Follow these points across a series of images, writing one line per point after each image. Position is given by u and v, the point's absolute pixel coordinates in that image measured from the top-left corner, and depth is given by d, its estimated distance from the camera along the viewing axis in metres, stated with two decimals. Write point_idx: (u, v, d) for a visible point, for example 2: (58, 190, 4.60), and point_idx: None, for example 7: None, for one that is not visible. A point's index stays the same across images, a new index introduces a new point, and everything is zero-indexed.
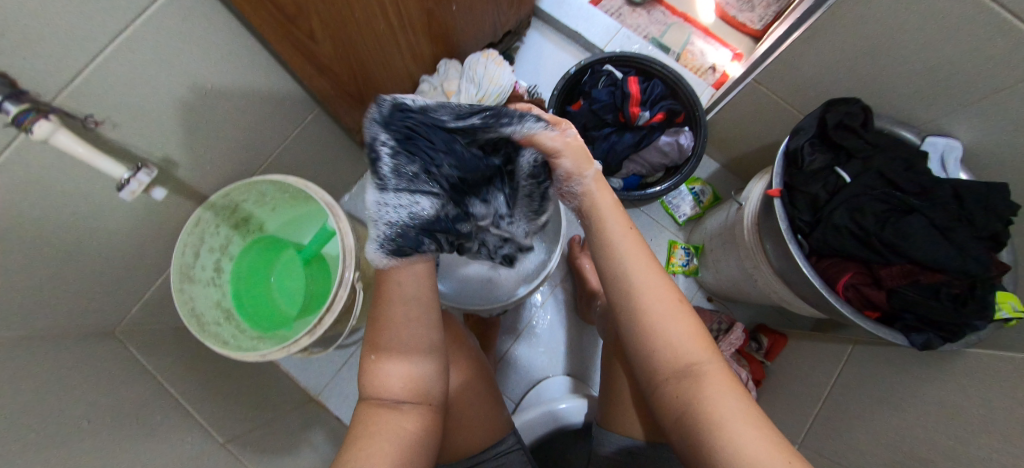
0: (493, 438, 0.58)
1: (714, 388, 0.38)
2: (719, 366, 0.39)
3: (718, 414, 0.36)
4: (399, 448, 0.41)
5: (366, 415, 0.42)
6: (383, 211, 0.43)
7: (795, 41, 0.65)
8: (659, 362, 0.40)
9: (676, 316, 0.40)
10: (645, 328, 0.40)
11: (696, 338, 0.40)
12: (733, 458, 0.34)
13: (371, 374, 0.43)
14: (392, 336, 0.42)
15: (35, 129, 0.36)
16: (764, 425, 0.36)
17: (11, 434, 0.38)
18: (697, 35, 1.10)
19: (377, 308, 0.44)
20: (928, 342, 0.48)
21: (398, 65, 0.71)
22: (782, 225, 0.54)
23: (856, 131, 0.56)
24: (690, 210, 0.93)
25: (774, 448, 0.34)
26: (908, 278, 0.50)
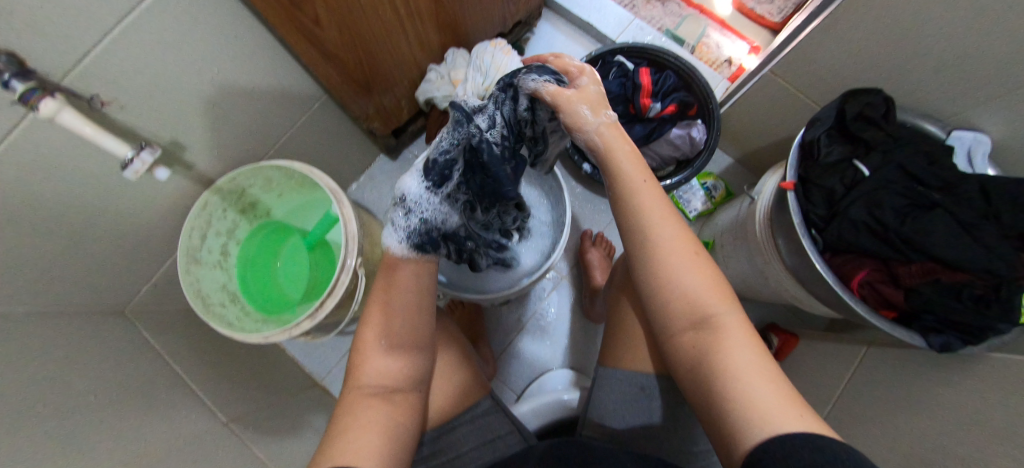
0: (469, 402, 0.56)
1: (732, 340, 0.38)
2: (737, 322, 0.40)
3: (738, 366, 0.36)
4: (387, 433, 0.41)
5: (353, 404, 0.43)
6: (414, 204, 0.53)
7: (812, 31, 0.62)
8: (678, 314, 0.41)
9: (698, 271, 0.41)
10: (669, 277, 0.41)
11: (715, 292, 0.40)
12: (752, 409, 0.34)
13: (366, 359, 0.46)
14: (397, 318, 0.47)
15: (41, 107, 0.37)
16: (777, 380, 0.35)
17: (18, 406, 0.39)
18: (713, 28, 1.07)
19: (382, 294, 0.48)
20: (948, 344, 0.45)
21: (406, 52, 0.71)
22: (796, 219, 0.52)
23: (876, 123, 0.53)
24: (700, 205, 0.90)
25: (787, 401, 0.34)
26: (928, 276, 0.47)
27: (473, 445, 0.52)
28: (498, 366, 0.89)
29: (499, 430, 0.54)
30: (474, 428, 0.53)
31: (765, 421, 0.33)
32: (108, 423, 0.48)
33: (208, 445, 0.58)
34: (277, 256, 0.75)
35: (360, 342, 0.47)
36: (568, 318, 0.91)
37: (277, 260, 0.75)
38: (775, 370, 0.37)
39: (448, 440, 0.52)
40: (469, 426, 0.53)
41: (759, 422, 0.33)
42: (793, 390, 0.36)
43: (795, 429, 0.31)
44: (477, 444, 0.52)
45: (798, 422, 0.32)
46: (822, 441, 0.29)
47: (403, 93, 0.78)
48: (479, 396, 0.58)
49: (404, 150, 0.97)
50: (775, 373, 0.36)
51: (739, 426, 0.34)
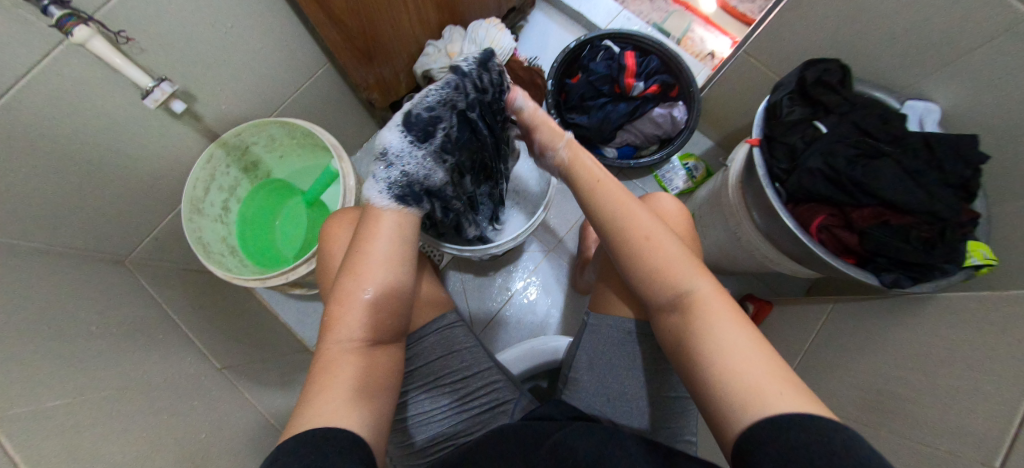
0: (435, 313, 0.56)
1: (714, 319, 0.39)
2: (721, 299, 0.41)
3: (719, 343, 0.37)
4: (358, 393, 0.40)
5: (327, 359, 0.42)
6: (394, 158, 0.51)
7: (780, 12, 0.68)
8: (662, 298, 0.43)
9: (674, 255, 0.44)
10: (648, 264, 0.44)
11: (693, 273, 0.42)
12: (735, 382, 0.34)
13: (342, 314, 0.44)
14: (374, 274, 0.45)
15: (76, 33, 0.41)
16: (767, 355, 0.36)
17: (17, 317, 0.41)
18: (697, 23, 1.13)
19: (363, 246, 0.46)
20: (898, 281, 0.50)
21: (406, 27, 0.75)
22: (760, 171, 0.57)
23: (833, 87, 0.58)
24: (682, 184, 0.95)
25: (777, 378, 0.34)
26: (878, 219, 0.52)
27: (438, 355, 0.54)
28: (486, 335, 0.91)
29: (463, 342, 0.56)
30: (439, 339, 0.55)
31: (755, 399, 0.33)
32: (96, 355, 0.50)
33: (201, 384, 0.60)
34: (275, 215, 0.79)
35: (336, 292, 0.45)
36: (555, 291, 0.94)
37: (275, 218, 0.79)
38: (766, 346, 0.37)
39: (414, 348, 0.54)
40: (435, 337, 0.55)
41: (750, 398, 0.33)
42: (787, 368, 0.35)
43: (781, 404, 0.31)
44: (441, 356, 0.54)
45: (782, 398, 0.32)
46: (811, 419, 0.29)
47: (402, 67, 0.83)
48: (442, 309, 0.58)
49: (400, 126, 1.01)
50: (766, 349, 0.36)
51: (726, 404, 0.34)
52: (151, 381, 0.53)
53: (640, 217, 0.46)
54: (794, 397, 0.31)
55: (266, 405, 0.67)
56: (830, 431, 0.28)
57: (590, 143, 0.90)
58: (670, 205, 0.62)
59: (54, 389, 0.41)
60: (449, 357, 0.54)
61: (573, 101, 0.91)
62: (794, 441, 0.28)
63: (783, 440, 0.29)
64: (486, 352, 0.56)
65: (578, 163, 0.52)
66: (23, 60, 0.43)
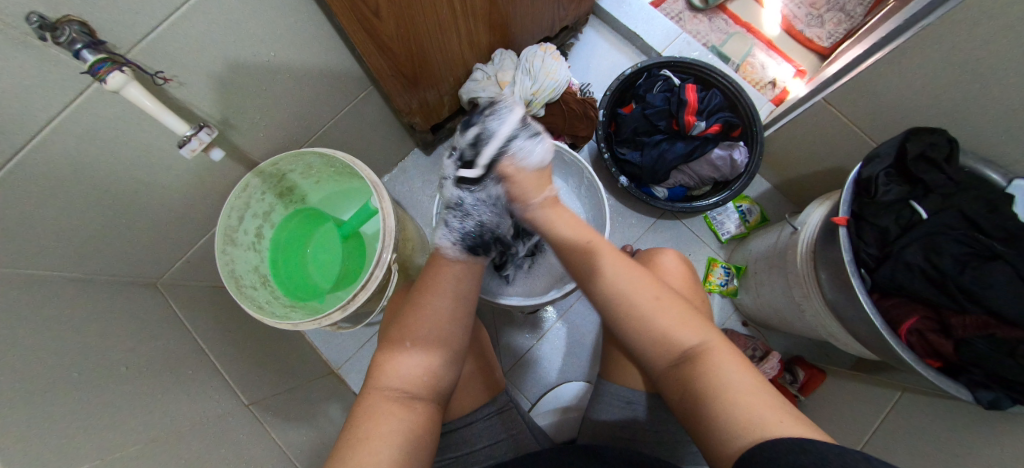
0: (481, 399, 0.53)
1: (718, 364, 0.38)
2: (724, 350, 0.40)
3: (721, 384, 0.36)
4: (404, 446, 0.38)
5: (372, 409, 0.40)
6: (468, 209, 0.53)
7: (874, 63, 0.61)
8: (659, 351, 0.42)
9: (667, 309, 0.43)
10: (646, 322, 0.43)
11: (687, 323, 0.42)
12: (741, 421, 0.34)
13: (389, 363, 0.44)
14: (424, 326, 0.45)
15: (109, 80, 0.37)
16: (770, 393, 0.35)
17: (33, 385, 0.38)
18: (760, 48, 1.04)
19: (423, 294, 0.47)
20: (996, 401, 0.42)
21: (456, 52, 0.70)
22: (846, 256, 0.50)
23: (937, 165, 0.51)
24: (734, 228, 0.89)
25: (777, 409, 0.34)
26: (983, 330, 0.45)
27: (485, 443, 0.50)
28: (514, 374, 0.88)
29: (511, 430, 0.52)
30: (487, 426, 0.51)
31: (753, 429, 0.33)
32: (130, 399, 0.48)
33: (228, 425, 0.58)
34: (308, 241, 0.76)
35: (390, 338, 0.46)
36: (586, 331, 0.90)
37: (308, 244, 0.76)
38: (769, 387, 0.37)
39: (461, 435, 0.50)
40: (484, 425, 0.51)
41: (747, 429, 0.33)
42: (787, 401, 0.35)
43: (778, 433, 0.31)
44: (487, 445, 0.50)
45: (785, 428, 0.32)
46: (804, 441, 0.29)
47: (447, 90, 0.78)
48: (494, 391, 0.55)
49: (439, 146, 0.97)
50: (768, 389, 0.36)
51: (728, 437, 0.34)
52: (182, 427, 0.51)
53: (636, 277, 0.45)
54: (793, 425, 0.31)
55: (292, 441, 0.66)
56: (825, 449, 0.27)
57: (639, 181, 0.85)
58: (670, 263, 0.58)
59: (92, 448, 0.39)
60: (495, 448, 0.50)
61: (624, 135, 0.85)
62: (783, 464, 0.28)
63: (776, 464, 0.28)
64: (531, 433, 0.53)
65: (558, 220, 0.49)
66: (63, 95, 0.39)
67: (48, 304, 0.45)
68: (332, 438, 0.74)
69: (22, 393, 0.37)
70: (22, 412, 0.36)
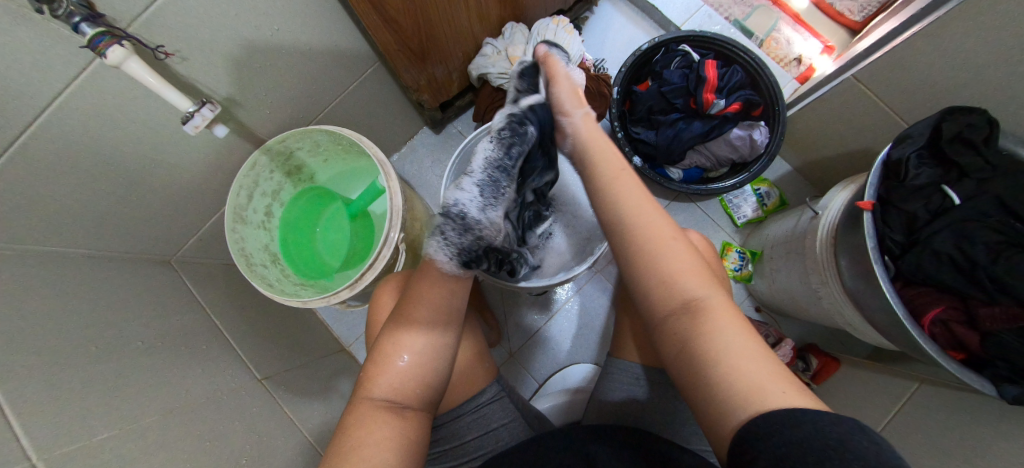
0: (473, 389, 0.53)
1: (720, 324, 0.34)
2: (729, 309, 0.36)
3: (722, 348, 0.33)
4: (396, 451, 0.39)
5: (361, 416, 0.40)
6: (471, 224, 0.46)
7: (912, 37, 0.57)
8: (662, 299, 0.37)
9: (681, 255, 0.37)
10: (655, 266, 0.37)
11: (699, 275, 0.37)
12: (739, 387, 0.31)
13: (380, 372, 0.43)
14: (409, 334, 0.44)
15: (109, 54, 0.36)
16: (770, 361, 0.32)
17: (43, 361, 0.38)
18: (785, 22, 0.99)
19: (407, 302, 0.46)
20: (1021, 397, 0.40)
21: (465, 26, 0.68)
22: (870, 243, 0.48)
23: (976, 147, 0.48)
24: (751, 212, 0.86)
25: (776, 379, 0.31)
26: (1013, 323, 0.43)
27: (476, 434, 0.51)
28: (522, 354, 0.88)
29: (501, 419, 0.52)
30: (476, 419, 0.51)
31: (753, 401, 0.30)
32: (147, 373, 0.49)
33: (242, 399, 0.60)
34: (317, 220, 0.76)
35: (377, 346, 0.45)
36: (596, 314, 0.89)
37: (318, 224, 0.77)
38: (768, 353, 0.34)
39: (449, 428, 0.51)
40: (472, 417, 0.51)
41: (746, 402, 0.30)
42: (785, 369, 0.32)
43: (780, 407, 0.29)
44: (477, 436, 0.51)
45: (782, 400, 0.29)
46: (805, 417, 0.27)
47: (456, 66, 0.75)
48: (486, 381, 0.54)
49: (447, 125, 0.95)
50: (772, 358, 0.33)
51: (726, 407, 0.31)
52: (197, 401, 0.53)
53: (652, 215, 0.38)
54: (794, 397, 0.29)
55: (302, 415, 0.68)
56: (832, 427, 0.25)
57: (653, 162, 0.83)
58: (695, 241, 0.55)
59: (109, 419, 0.41)
60: (486, 438, 0.51)
61: (639, 113, 0.82)
62: (784, 442, 0.26)
63: (777, 445, 0.26)
64: (523, 421, 0.53)
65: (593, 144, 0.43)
66: (66, 70, 0.39)
67: (64, 281, 0.46)
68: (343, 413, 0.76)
69: (38, 367, 0.38)
70: (40, 384, 0.37)
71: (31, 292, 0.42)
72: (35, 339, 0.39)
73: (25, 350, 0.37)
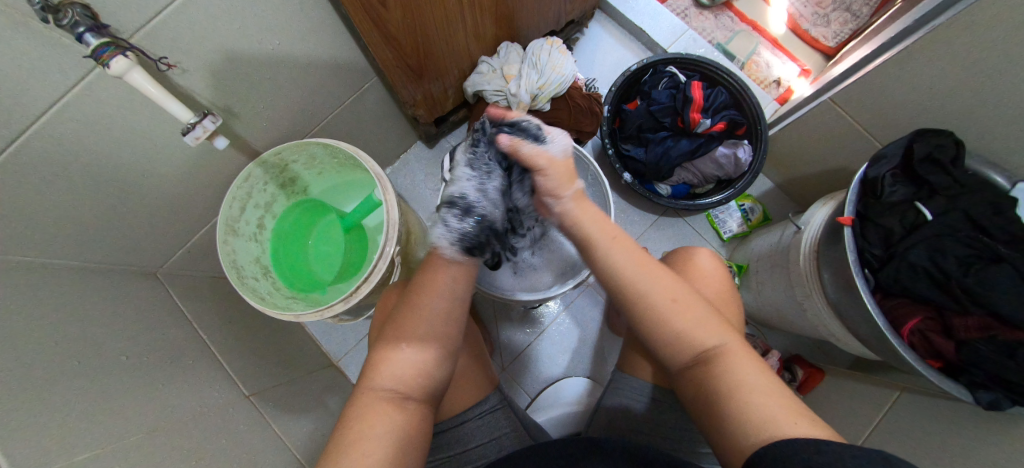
0: (478, 394, 0.53)
1: (738, 366, 0.38)
2: (743, 351, 0.40)
3: (741, 387, 0.36)
4: (399, 445, 0.38)
5: (367, 409, 0.40)
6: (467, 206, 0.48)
7: (882, 63, 0.61)
8: (681, 348, 0.41)
9: (695, 308, 0.42)
10: (669, 320, 0.41)
11: (712, 322, 0.41)
12: (755, 424, 0.34)
13: (380, 364, 0.43)
14: (417, 325, 0.44)
15: (113, 64, 0.36)
16: (784, 394, 0.36)
17: (22, 377, 0.37)
18: (765, 46, 1.04)
19: (412, 296, 0.46)
20: (997, 402, 0.43)
21: (462, 44, 0.69)
22: (851, 256, 0.50)
23: (944, 167, 0.52)
24: (736, 226, 0.89)
25: (792, 410, 0.34)
26: (985, 332, 0.46)
27: (479, 442, 0.50)
28: (514, 368, 0.88)
29: (506, 427, 0.52)
30: (483, 424, 0.51)
31: (768, 429, 0.33)
32: (129, 389, 0.47)
33: (228, 415, 0.58)
34: (309, 233, 0.76)
35: (384, 337, 0.45)
36: (588, 327, 0.90)
37: (310, 236, 0.76)
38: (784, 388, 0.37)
39: (452, 435, 0.50)
40: (477, 423, 0.51)
41: (762, 430, 0.33)
42: (801, 401, 0.36)
43: (792, 434, 0.31)
44: (481, 444, 0.50)
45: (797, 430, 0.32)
46: (822, 444, 0.28)
47: (451, 83, 0.77)
48: (487, 389, 0.55)
49: (441, 139, 0.96)
50: (789, 394, 0.36)
51: (744, 438, 0.34)
52: (180, 417, 0.51)
53: (661, 275, 0.43)
54: (806, 427, 0.32)
55: (290, 432, 0.66)
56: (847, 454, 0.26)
57: (643, 178, 0.85)
58: (707, 262, 0.56)
59: (90, 436, 0.39)
60: (491, 445, 0.50)
61: (629, 131, 0.85)
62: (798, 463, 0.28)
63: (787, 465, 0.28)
64: (525, 431, 0.53)
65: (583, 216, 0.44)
66: (65, 79, 0.39)
67: (47, 292, 0.45)
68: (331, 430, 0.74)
69: (17, 381, 0.36)
70: (19, 399, 0.35)
71: (15, 302, 0.40)
72: (18, 352, 0.38)
73: (3, 363, 0.36)
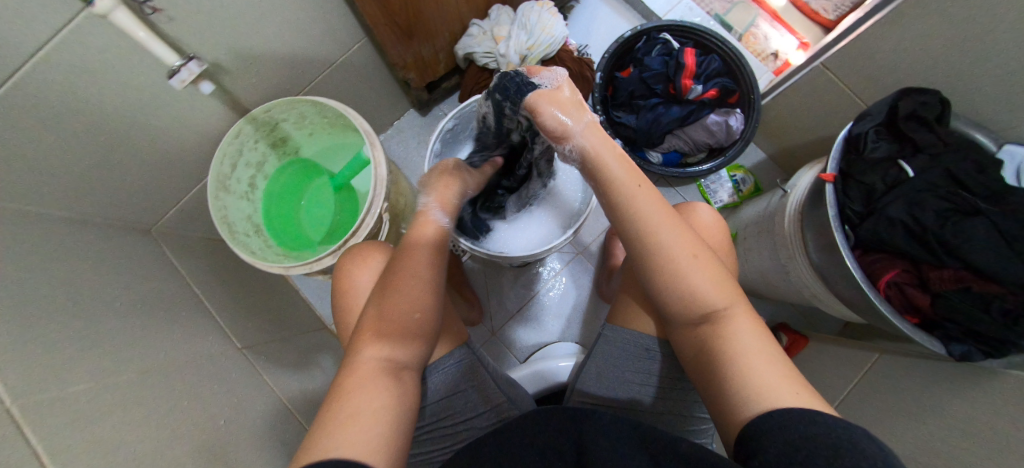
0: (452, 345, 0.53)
1: (736, 327, 0.39)
2: (742, 311, 0.40)
3: (743, 347, 0.37)
4: (395, 413, 0.37)
5: (361, 379, 0.38)
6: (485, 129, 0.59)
7: (873, 25, 0.60)
8: (686, 304, 0.41)
9: (708, 270, 0.41)
10: (681, 277, 0.41)
11: (718, 283, 0.41)
12: (751, 385, 0.35)
13: (373, 333, 0.41)
14: (408, 293, 0.43)
15: (97, 3, 0.38)
16: (784, 364, 0.36)
17: (23, 313, 0.38)
18: (764, 18, 1.02)
19: (399, 265, 0.45)
20: (967, 354, 0.44)
21: (452, 4, 0.69)
22: (831, 211, 0.51)
23: (928, 124, 0.52)
24: (727, 197, 0.90)
25: (791, 382, 0.35)
26: (959, 284, 0.46)
27: (444, 394, 0.50)
28: (503, 333, 0.90)
29: (473, 379, 0.52)
30: (448, 377, 0.51)
31: (760, 399, 0.34)
32: (122, 333, 0.49)
33: (222, 365, 0.60)
34: (301, 195, 0.77)
35: (371, 307, 0.43)
36: (578, 294, 0.91)
37: (301, 198, 0.77)
38: (783, 356, 0.38)
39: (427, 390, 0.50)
40: (442, 377, 0.51)
41: (758, 398, 0.34)
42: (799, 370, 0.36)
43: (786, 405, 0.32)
44: (449, 397, 0.50)
45: (795, 401, 0.33)
46: (818, 417, 0.30)
47: (442, 46, 0.77)
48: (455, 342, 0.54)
49: (434, 107, 0.96)
50: (780, 358, 0.37)
51: (739, 401, 0.35)
52: (174, 363, 0.52)
53: (673, 226, 0.42)
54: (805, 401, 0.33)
55: (282, 386, 0.68)
56: (842, 432, 0.27)
57: (634, 145, 0.85)
58: (708, 217, 0.56)
59: (86, 372, 0.41)
60: (457, 398, 0.51)
61: (621, 98, 0.85)
62: (796, 432, 0.29)
63: (787, 434, 0.29)
64: (498, 388, 0.53)
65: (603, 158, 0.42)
66: (51, 22, 0.39)
67: (44, 238, 0.46)
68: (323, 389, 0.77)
69: (19, 315, 0.37)
70: (17, 328, 0.37)
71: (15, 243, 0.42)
72: (16, 286, 0.39)
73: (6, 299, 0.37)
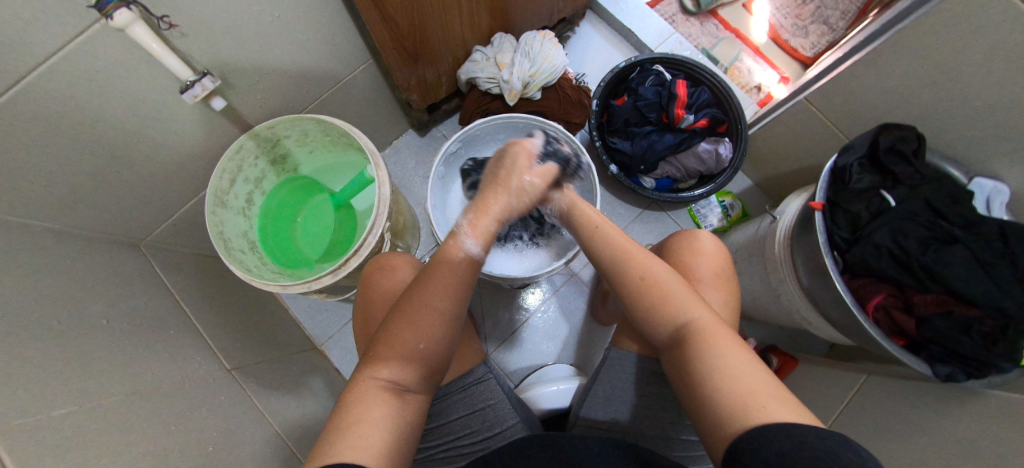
0: (467, 366, 0.53)
1: (712, 342, 0.38)
2: (722, 328, 0.40)
3: (719, 361, 0.36)
4: (394, 436, 0.37)
5: (366, 395, 0.39)
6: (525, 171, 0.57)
7: (851, 65, 0.65)
8: (664, 327, 0.42)
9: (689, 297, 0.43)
10: (663, 302, 0.43)
11: (694, 305, 0.42)
12: (725, 396, 0.33)
13: (387, 352, 0.41)
14: (428, 323, 0.42)
15: (116, 16, 0.37)
16: (764, 376, 0.34)
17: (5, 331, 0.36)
18: (747, 53, 1.08)
19: (424, 285, 0.43)
20: (952, 374, 0.47)
21: (457, 31, 0.71)
22: (820, 237, 0.53)
23: (906, 157, 0.55)
24: (716, 221, 0.93)
25: (769, 394, 0.32)
26: (941, 308, 0.49)
27: (462, 413, 0.50)
28: (498, 355, 0.89)
29: (489, 400, 0.51)
30: (463, 398, 0.51)
31: (742, 412, 0.32)
32: (106, 352, 0.46)
33: (210, 386, 0.57)
34: (298, 212, 0.77)
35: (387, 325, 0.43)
36: (573, 315, 0.92)
37: (298, 215, 0.77)
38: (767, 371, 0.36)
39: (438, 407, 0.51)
40: (460, 395, 0.51)
41: (738, 410, 0.32)
42: (790, 391, 0.34)
43: (759, 417, 0.30)
44: (464, 416, 0.50)
45: (770, 412, 0.31)
46: (797, 430, 0.28)
47: (445, 70, 0.79)
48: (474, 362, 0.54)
49: (433, 128, 0.98)
50: (762, 372, 0.35)
51: (718, 418, 0.33)
52: (160, 384, 0.50)
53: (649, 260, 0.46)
54: (780, 410, 0.30)
55: (271, 409, 0.65)
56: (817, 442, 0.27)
57: (628, 170, 0.88)
58: (710, 243, 0.58)
59: (69, 394, 0.38)
60: (472, 418, 0.50)
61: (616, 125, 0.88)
62: (776, 450, 0.27)
63: (765, 451, 0.28)
64: (514, 409, 0.52)
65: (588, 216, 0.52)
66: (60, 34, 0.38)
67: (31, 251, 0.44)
68: (312, 412, 0.74)
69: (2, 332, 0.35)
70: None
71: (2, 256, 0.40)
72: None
73: None
